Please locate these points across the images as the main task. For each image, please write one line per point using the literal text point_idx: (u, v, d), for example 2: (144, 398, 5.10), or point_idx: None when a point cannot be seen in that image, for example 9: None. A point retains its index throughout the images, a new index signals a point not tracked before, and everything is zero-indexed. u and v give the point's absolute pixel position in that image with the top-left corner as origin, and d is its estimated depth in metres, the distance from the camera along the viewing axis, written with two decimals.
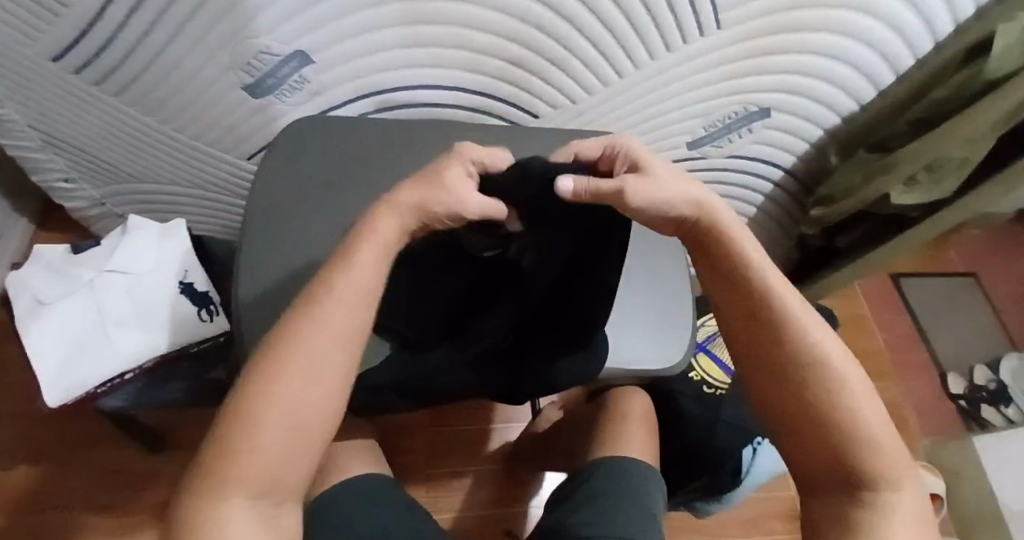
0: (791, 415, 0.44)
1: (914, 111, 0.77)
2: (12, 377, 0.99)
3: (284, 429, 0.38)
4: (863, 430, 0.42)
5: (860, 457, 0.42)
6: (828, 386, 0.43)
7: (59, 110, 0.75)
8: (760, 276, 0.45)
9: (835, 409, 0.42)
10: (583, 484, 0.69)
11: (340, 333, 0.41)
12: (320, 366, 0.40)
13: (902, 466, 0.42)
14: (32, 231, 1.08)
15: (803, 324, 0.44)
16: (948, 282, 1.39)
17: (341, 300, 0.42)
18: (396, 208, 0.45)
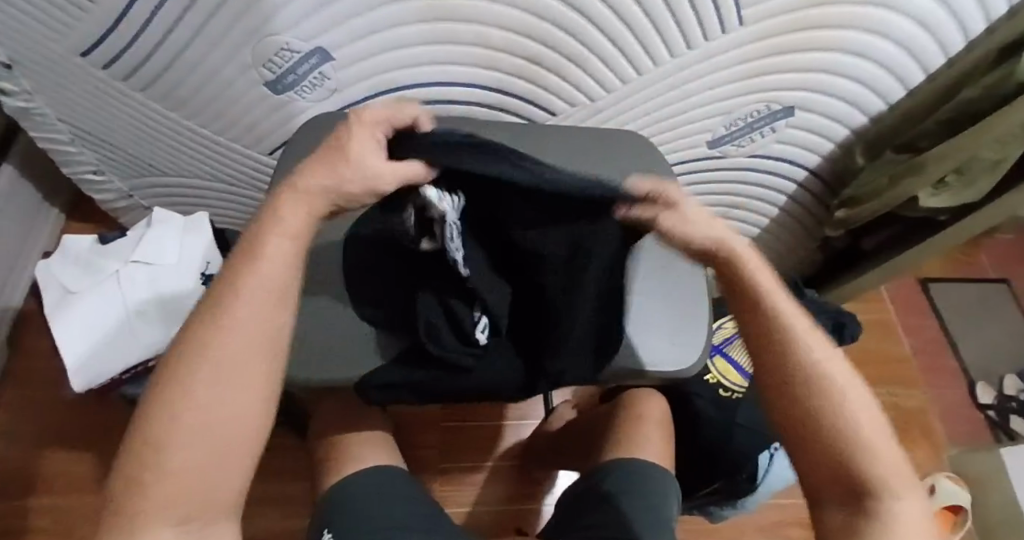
0: (799, 428, 0.47)
1: (942, 113, 0.74)
2: (42, 363, 1.02)
3: (198, 449, 0.40)
4: (869, 443, 0.45)
5: (865, 468, 0.45)
6: (832, 401, 0.46)
7: (86, 104, 0.77)
8: (770, 300, 0.47)
9: (842, 423, 0.45)
10: (596, 486, 0.69)
11: (248, 340, 0.42)
12: (228, 377, 0.41)
13: (904, 480, 0.45)
14: (63, 221, 1.11)
15: (807, 342, 0.47)
16: (978, 287, 1.36)
17: (241, 302, 0.42)
18: (301, 196, 0.43)
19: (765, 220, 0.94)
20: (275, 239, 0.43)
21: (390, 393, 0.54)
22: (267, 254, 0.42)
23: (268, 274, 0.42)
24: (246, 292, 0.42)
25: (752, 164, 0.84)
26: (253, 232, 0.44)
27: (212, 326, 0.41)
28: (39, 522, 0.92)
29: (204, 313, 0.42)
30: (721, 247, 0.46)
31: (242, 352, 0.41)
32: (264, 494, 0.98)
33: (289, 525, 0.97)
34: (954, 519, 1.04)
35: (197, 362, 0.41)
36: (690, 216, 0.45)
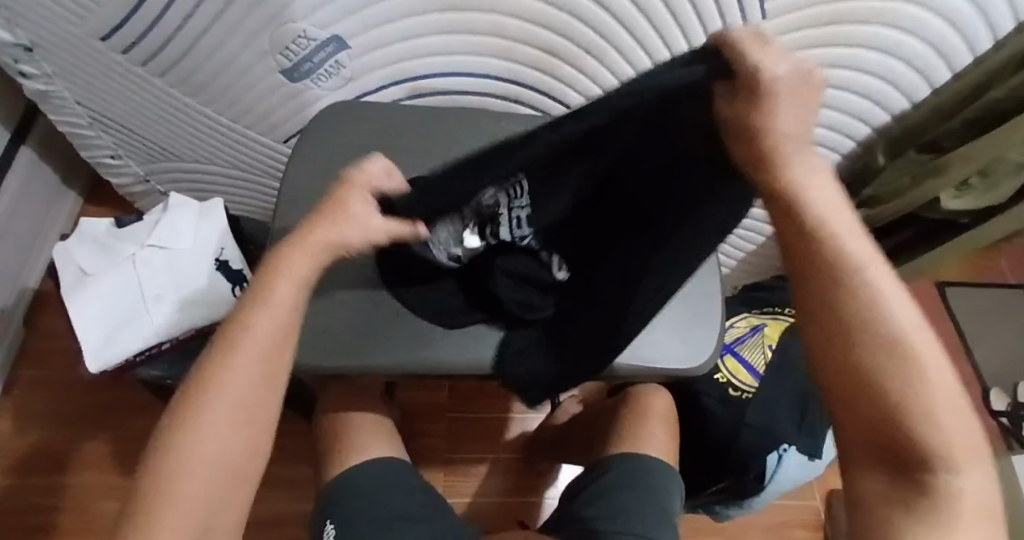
0: (847, 382, 0.40)
1: (968, 112, 0.72)
2: (56, 343, 1.03)
3: (212, 471, 0.42)
4: (935, 405, 0.39)
5: (921, 435, 0.39)
6: (895, 355, 0.39)
7: (104, 88, 0.78)
8: (833, 239, 0.39)
9: (907, 382, 0.39)
10: (597, 480, 0.70)
11: (258, 369, 0.43)
12: (241, 405, 0.43)
13: (968, 445, 0.39)
14: (81, 204, 1.12)
15: (870, 283, 0.39)
16: (996, 292, 1.34)
17: (254, 335, 0.43)
18: (310, 246, 0.44)
19: None
20: (281, 281, 0.44)
21: (511, 360, 0.53)
22: (279, 286, 0.44)
23: (278, 306, 0.44)
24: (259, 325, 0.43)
25: None
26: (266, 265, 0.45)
27: (227, 353, 0.43)
28: (52, 498, 0.93)
29: (220, 344, 0.44)
30: (779, 156, 0.37)
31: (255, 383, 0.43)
32: (271, 478, 0.99)
33: (296, 510, 0.97)
34: None
35: (213, 391, 0.43)
36: (785, 114, 0.35)
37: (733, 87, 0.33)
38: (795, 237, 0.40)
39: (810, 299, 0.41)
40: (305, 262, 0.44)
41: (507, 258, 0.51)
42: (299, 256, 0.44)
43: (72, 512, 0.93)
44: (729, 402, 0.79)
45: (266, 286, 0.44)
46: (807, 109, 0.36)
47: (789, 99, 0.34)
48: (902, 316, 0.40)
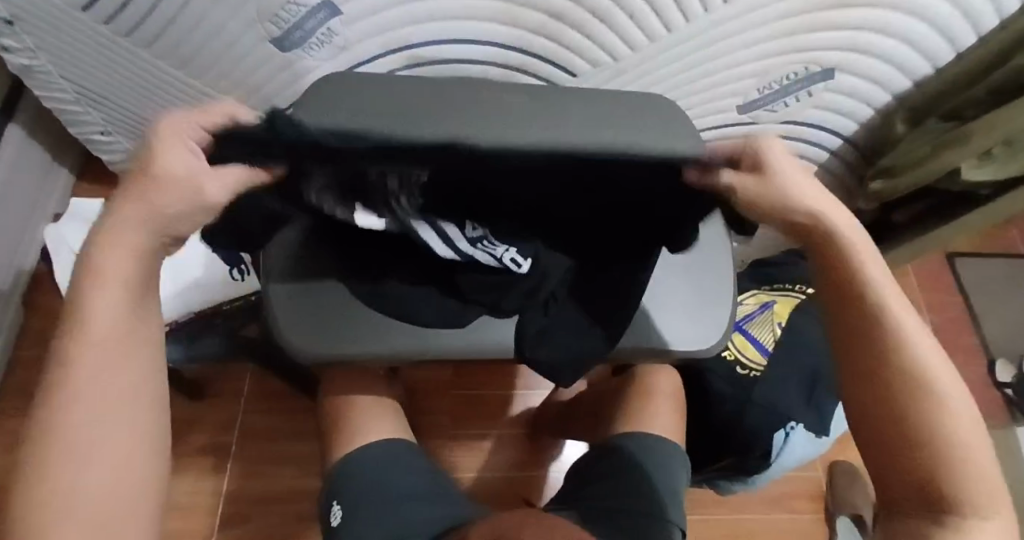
0: (889, 422, 0.41)
1: (994, 76, 0.70)
2: (52, 323, 1.01)
3: (94, 515, 0.36)
4: (953, 441, 0.40)
5: (955, 491, 0.39)
6: (915, 384, 0.40)
7: (88, 61, 0.74)
8: (861, 271, 0.41)
9: (928, 412, 0.40)
10: (603, 459, 0.68)
11: (117, 386, 0.37)
12: (104, 430, 0.37)
13: (987, 484, 0.40)
14: (74, 181, 1.10)
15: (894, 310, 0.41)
16: (1005, 264, 1.32)
17: (92, 353, 0.36)
18: (118, 225, 0.36)
19: None
20: (109, 291, 0.37)
21: (531, 345, 0.50)
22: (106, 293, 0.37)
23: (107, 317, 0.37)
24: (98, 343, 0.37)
25: (781, 132, 0.80)
26: (78, 277, 0.37)
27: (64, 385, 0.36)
28: None
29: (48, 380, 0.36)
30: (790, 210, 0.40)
31: (107, 404, 0.37)
32: (275, 455, 0.98)
33: (299, 486, 0.97)
34: None
35: (59, 431, 0.35)
36: (789, 177, 0.39)
37: (738, 164, 0.39)
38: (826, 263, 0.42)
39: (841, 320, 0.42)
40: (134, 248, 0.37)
41: (469, 272, 0.47)
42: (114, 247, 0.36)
43: None
44: (738, 381, 0.77)
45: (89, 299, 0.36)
46: (807, 176, 0.40)
47: (791, 168, 0.39)
48: (942, 377, 0.41)
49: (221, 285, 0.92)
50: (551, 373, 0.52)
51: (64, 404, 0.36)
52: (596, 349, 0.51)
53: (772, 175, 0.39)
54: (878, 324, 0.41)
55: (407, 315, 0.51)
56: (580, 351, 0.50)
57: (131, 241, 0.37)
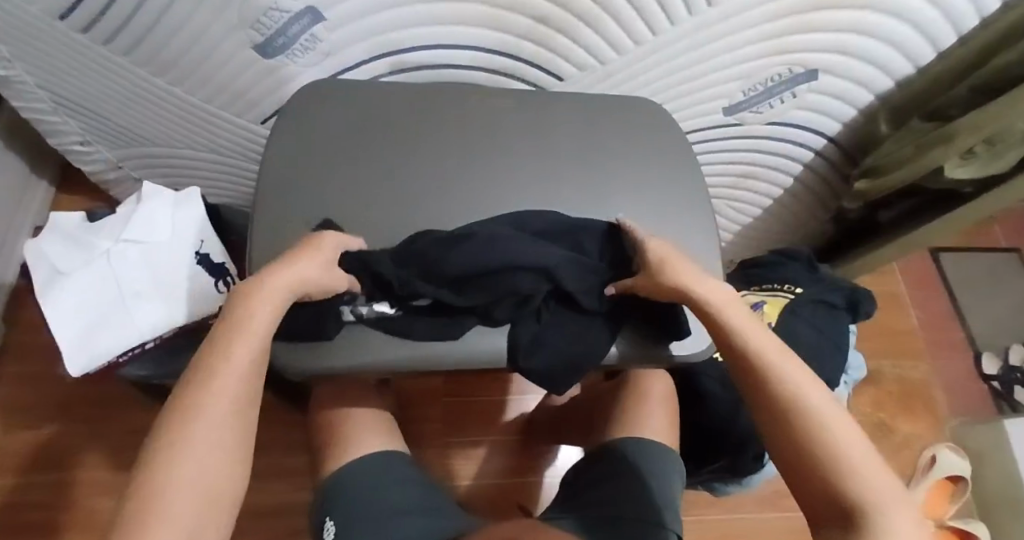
0: (785, 439, 0.47)
1: (971, 78, 0.72)
2: (33, 338, 0.99)
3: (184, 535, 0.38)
4: (830, 434, 0.45)
5: (851, 489, 0.43)
6: (785, 393, 0.47)
7: (68, 72, 0.73)
8: (727, 317, 0.50)
9: (800, 414, 0.46)
10: (597, 466, 0.68)
11: (246, 388, 0.44)
12: (204, 464, 0.41)
13: (877, 469, 0.44)
14: (53, 193, 1.08)
15: (748, 335, 0.49)
16: (988, 257, 1.33)
17: (220, 394, 0.42)
18: (265, 291, 0.45)
19: (779, 192, 0.91)
20: (256, 311, 0.44)
21: (526, 353, 0.51)
22: (238, 344, 0.44)
23: (237, 365, 0.43)
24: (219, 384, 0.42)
25: (766, 133, 0.80)
26: (217, 331, 0.44)
27: (188, 414, 0.41)
28: (45, 498, 0.91)
29: (176, 409, 0.42)
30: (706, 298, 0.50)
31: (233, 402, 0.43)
32: (268, 468, 0.97)
33: (293, 500, 0.96)
34: (951, 490, 1.09)
35: (195, 416, 0.41)
36: (679, 262, 0.51)
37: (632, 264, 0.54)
38: (707, 315, 0.51)
39: (728, 353, 0.50)
40: (270, 310, 0.45)
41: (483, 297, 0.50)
42: (250, 309, 0.44)
43: (66, 511, 0.90)
44: (729, 383, 0.77)
45: (222, 347, 0.43)
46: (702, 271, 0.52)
47: (674, 255, 0.51)
48: (818, 397, 0.47)
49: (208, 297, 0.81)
50: (552, 385, 0.52)
51: (187, 430, 0.41)
52: (593, 350, 0.51)
53: (666, 264, 0.51)
54: (744, 351, 0.49)
55: (409, 333, 0.50)
56: (576, 353, 0.51)
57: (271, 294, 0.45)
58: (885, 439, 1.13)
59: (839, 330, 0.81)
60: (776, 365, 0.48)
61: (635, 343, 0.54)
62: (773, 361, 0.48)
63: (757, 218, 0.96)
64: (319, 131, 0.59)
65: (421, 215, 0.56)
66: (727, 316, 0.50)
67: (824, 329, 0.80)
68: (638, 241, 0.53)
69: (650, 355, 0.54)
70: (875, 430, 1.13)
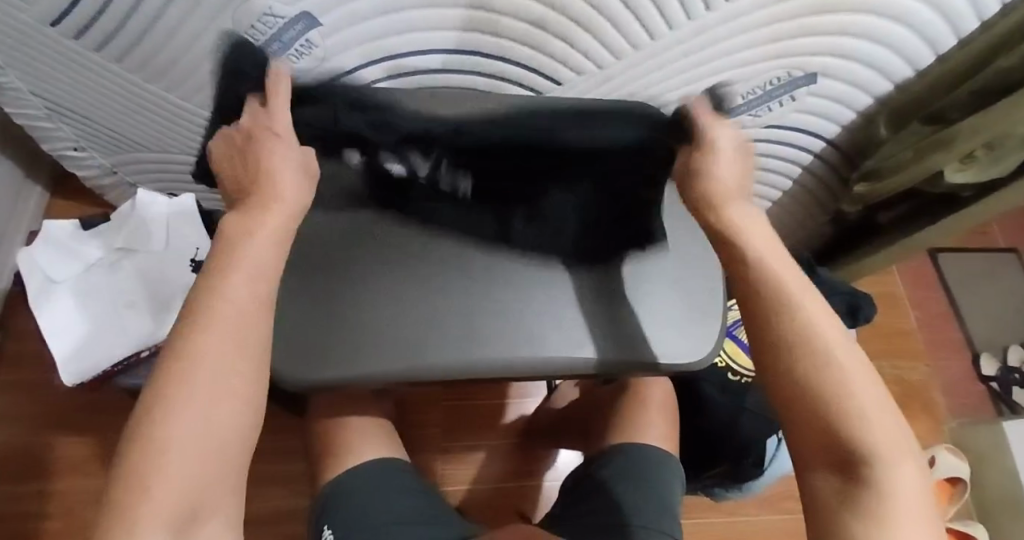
0: (783, 380, 0.43)
1: (974, 81, 0.72)
2: (28, 346, 0.98)
3: (182, 493, 0.36)
4: (840, 374, 0.41)
5: (859, 439, 0.40)
6: (796, 327, 0.43)
7: (61, 78, 0.73)
8: (754, 249, 0.45)
9: (810, 351, 0.42)
10: (597, 472, 0.67)
11: (244, 331, 0.40)
12: (215, 408, 0.38)
13: (887, 420, 0.41)
14: (47, 198, 1.07)
15: (765, 259, 0.45)
16: (987, 258, 1.33)
17: (216, 336, 0.39)
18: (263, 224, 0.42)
19: (777, 195, 0.91)
20: (257, 242, 0.41)
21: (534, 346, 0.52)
22: (236, 276, 0.40)
23: (235, 298, 0.40)
24: (220, 321, 0.39)
25: (765, 136, 0.80)
26: (211, 264, 0.41)
27: (187, 357, 0.38)
28: (43, 506, 0.90)
29: (175, 351, 0.39)
30: (716, 207, 0.47)
31: (231, 349, 0.39)
32: (265, 474, 0.96)
33: (291, 506, 0.95)
34: (951, 492, 1.09)
35: (189, 364, 0.38)
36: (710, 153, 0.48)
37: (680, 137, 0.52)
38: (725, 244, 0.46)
39: (738, 277, 0.46)
40: (269, 237, 0.42)
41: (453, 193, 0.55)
42: (247, 239, 0.42)
43: (63, 518, 0.90)
44: (728, 387, 0.77)
45: (219, 279, 0.40)
46: (733, 178, 0.48)
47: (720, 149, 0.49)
48: (831, 332, 0.43)
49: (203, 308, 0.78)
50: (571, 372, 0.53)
51: (185, 377, 0.38)
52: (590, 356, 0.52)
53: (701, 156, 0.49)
54: (756, 274, 0.45)
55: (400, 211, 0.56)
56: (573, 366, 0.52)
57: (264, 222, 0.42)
58: None
59: None
60: (793, 296, 0.43)
61: (622, 349, 0.53)
62: (790, 292, 0.44)
63: None
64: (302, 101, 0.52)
65: (418, 286, 0.54)
66: (746, 239, 0.46)
67: None
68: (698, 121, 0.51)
69: (637, 355, 0.53)
70: None
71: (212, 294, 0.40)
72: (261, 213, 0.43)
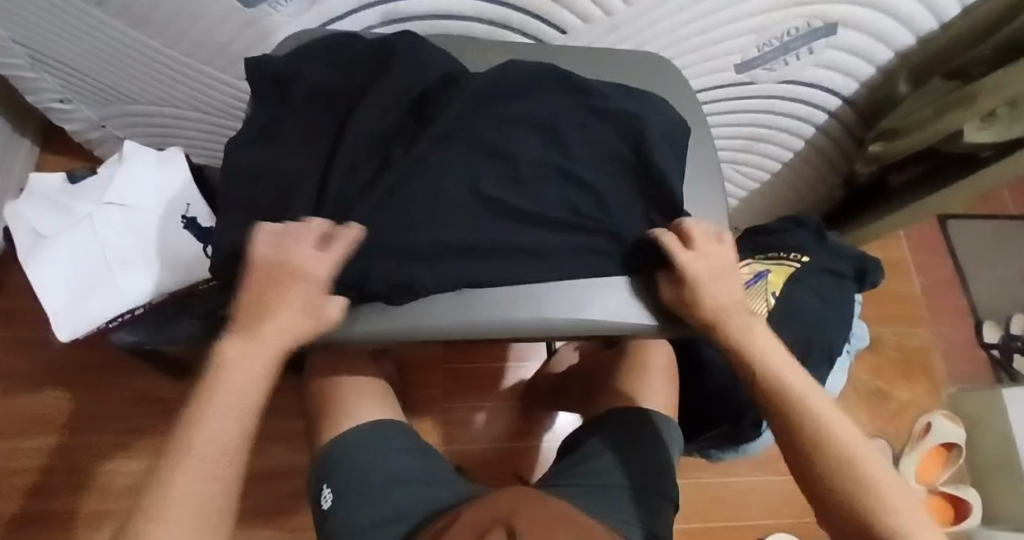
0: (811, 471, 0.47)
1: (1000, 36, 0.69)
2: (21, 302, 0.97)
3: (189, 510, 0.39)
4: (861, 467, 0.45)
5: (884, 523, 0.43)
6: (815, 425, 0.47)
7: (41, 23, 0.69)
8: (768, 361, 0.50)
9: (830, 446, 0.46)
10: (595, 434, 0.66)
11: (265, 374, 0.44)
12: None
13: (909, 506, 0.44)
14: (36, 152, 1.05)
15: (784, 374, 0.50)
16: (996, 225, 1.31)
17: (238, 381, 0.43)
18: (289, 291, 0.45)
19: (789, 156, 0.88)
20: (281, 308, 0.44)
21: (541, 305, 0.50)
22: (239, 373, 0.43)
23: (218, 430, 0.42)
24: (198, 449, 0.41)
25: (778, 93, 0.77)
26: (200, 393, 0.43)
27: (175, 480, 0.40)
28: (42, 462, 0.90)
29: (204, 390, 0.43)
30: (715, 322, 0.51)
31: (247, 387, 0.44)
32: (262, 433, 0.96)
33: (289, 463, 0.95)
34: (946, 456, 1.09)
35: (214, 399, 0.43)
36: (705, 282, 0.50)
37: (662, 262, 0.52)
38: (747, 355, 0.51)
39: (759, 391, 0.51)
40: (259, 371, 0.44)
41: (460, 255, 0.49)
42: (233, 370, 0.43)
43: (62, 474, 0.90)
44: None
45: (244, 338, 0.44)
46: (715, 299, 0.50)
47: (713, 274, 0.51)
48: (845, 432, 0.47)
49: (181, 266, 0.71)
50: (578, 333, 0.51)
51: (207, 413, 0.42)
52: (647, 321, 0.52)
53: (700, 281, 0.50)
54: (778, 383, 0.49)
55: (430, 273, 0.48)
56: (584, 327, 0.50)
57: (287, 314, 0.44)
58: (881, 405, 1.13)
59: (840, 296, 0.79)
60: (781, 375, 0.50)
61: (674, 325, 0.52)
62: (805, 400, 0.48)
63: (764, 184, 0.94)
64: (283, 74, 0.52)
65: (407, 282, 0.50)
66: (763, 354, 0.51)
67: (824, 297, 0.78)
68: (695, 242, 0.51)
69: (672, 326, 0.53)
70: (872, 397, 1.13)
71: (194, 426, 0.42)
72: (255, 346, 0.44)
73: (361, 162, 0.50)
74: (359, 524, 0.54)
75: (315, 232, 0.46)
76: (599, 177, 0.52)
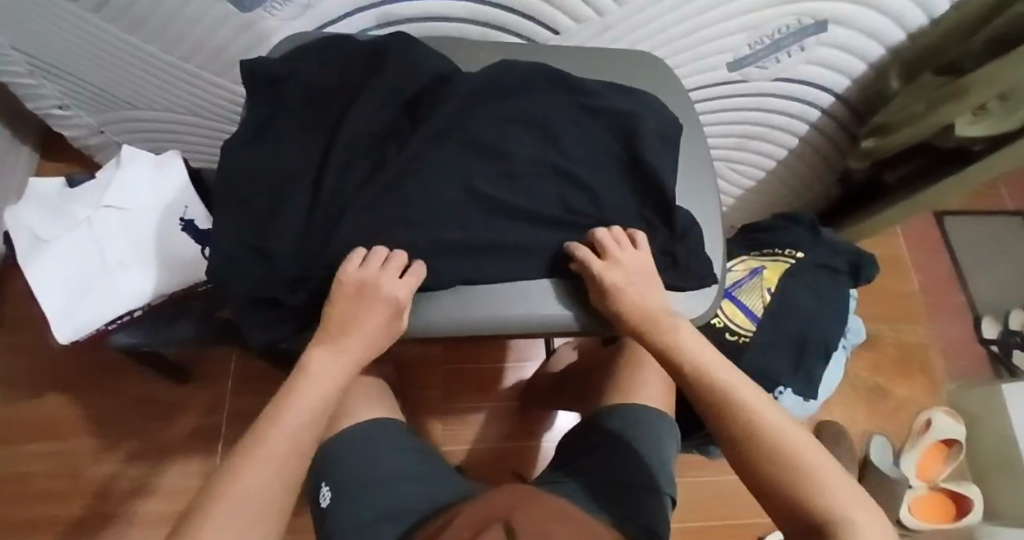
0: (747, 465, 0.44)
1: (991, 29, 0.69)
2: (23, 309, 0.98)
3: (248, 510, 0.39)
4: (792, 452, 0.43)
5: (822, 508, 0.41)
6: (744, 417, 0.45)
7: (38, 30, 0.70)
8: (694, 359, 0.48)
9: (759, 437, 0.44)
10: (594, 433, 0.66)
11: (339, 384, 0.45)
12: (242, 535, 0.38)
13: (846, 488, 0.41)
14: (35, 159, 1.05)
15: (711, 370, 0.47)
16: (992, 221, 1.31)
17: (311, 388, 0.44)
18: (373, 308, 0.46)
19: (783, 153, 0.89)
20: (360, 323, 0.46)
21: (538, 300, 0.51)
22: (312, 380, 0.44)
23: (288, 430, 0.42)
24: (268, 447, 0.41)
25: (771, 90, 0.77)
26: (276, 398, 0.44)
27: (238, 475, 0.40)
28: (44, 467, 0.91)
29: (281, 396, 0.44)
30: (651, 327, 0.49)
31: (318, 394, 0.44)
32: None
33: None
34: (946, 452, 1.09)
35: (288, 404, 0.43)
36: (623, 293, 0.49)
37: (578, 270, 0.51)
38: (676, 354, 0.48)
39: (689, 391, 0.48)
40: (337, 381, 0.45)
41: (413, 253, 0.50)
42: (316, 374, 0.45)
43: (65, 479, 0.90)
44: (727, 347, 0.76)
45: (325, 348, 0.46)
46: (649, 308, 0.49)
47: (632, 282, 0.49)
48: (775, 417, 0.45)
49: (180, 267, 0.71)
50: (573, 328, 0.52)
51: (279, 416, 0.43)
52: None
53: (621, 292, 0.49)
54: (704, 380, 0.47)
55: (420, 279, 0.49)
56: (581, 325, 0.52)
57: (366, 329, 0.46)
58: (880, 402, 1.13)
59: (837, 293, 0.79)
60: (716, 376, 0.47)
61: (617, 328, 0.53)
62: (732, 393, 0.46)
63: (760, 182, 0.94)
64: (275, 74, 0.53)
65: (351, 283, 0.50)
66: (690, 353, 0.48)
67: (819, 292, 0.78)
68: (606, 254, 0.50)
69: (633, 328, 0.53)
70: (870, 395, 1.14)
71: (265, 429, 0.42)
72: (337, 359, 0.45)
73: (356, 162, 0.50)
74: (360, 523, 0.54)
75: (397, 257, 0.47)
76: (592, 176, 0.52)
